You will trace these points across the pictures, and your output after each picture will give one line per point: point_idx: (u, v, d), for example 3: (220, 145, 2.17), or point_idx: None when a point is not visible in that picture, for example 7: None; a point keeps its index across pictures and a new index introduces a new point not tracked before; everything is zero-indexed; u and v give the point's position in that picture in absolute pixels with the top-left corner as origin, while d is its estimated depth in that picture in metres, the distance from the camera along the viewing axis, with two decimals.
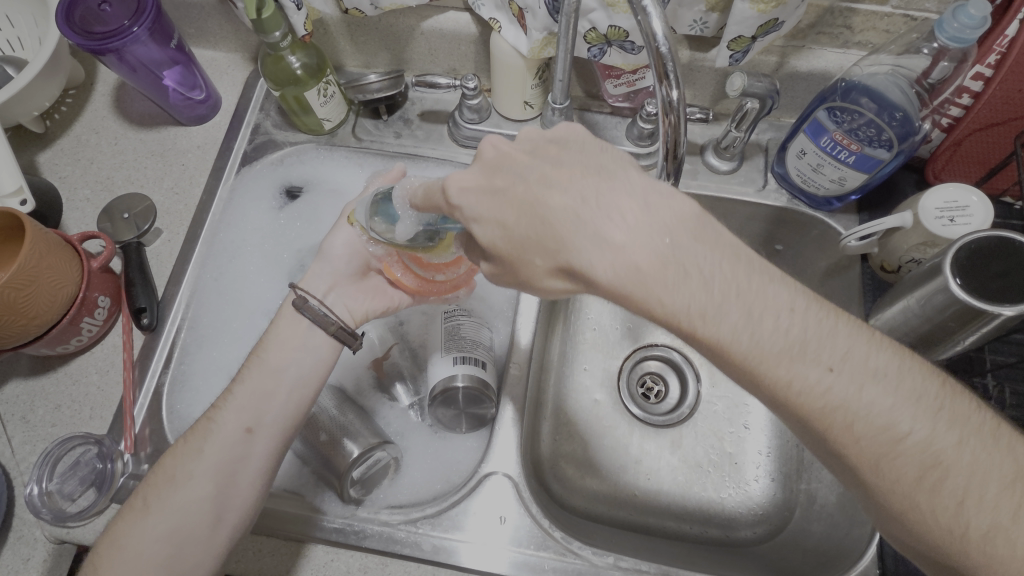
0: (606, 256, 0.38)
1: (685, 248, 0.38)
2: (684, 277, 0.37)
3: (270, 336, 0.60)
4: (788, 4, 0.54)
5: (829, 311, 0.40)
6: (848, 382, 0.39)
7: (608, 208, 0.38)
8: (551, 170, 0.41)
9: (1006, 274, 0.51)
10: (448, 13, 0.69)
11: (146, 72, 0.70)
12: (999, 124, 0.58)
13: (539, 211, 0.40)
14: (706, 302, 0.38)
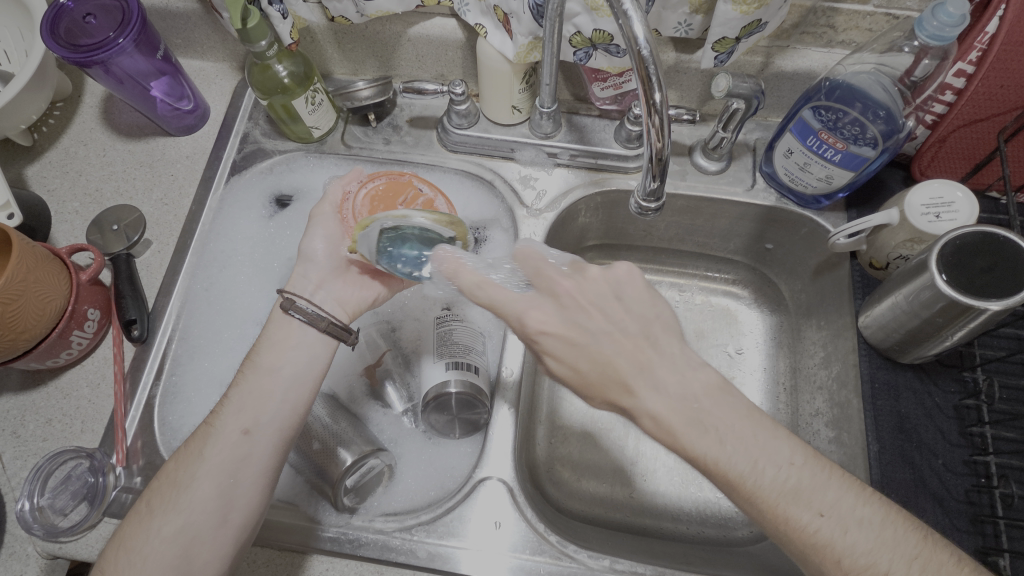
0: (643, 407, 0.45)
1: (708, 409, 0.45)
2: (704, 431, 0.45)
3: (264, 338, 0.59)
4: (771, 5, 0.54)
5: (825, 465, 0.46)
6: (835, 527, 0.44)
7: (654, 372, 0.46)
8: (617, 332, 0.47)
9: (991, 270, 0.51)
10: (435, 19, 0.69)
11: (133, 83, 0.70)
12: (983, 119, 0.58)
13: (604, 367, 0.46)
14: (718, 453, 0.44)
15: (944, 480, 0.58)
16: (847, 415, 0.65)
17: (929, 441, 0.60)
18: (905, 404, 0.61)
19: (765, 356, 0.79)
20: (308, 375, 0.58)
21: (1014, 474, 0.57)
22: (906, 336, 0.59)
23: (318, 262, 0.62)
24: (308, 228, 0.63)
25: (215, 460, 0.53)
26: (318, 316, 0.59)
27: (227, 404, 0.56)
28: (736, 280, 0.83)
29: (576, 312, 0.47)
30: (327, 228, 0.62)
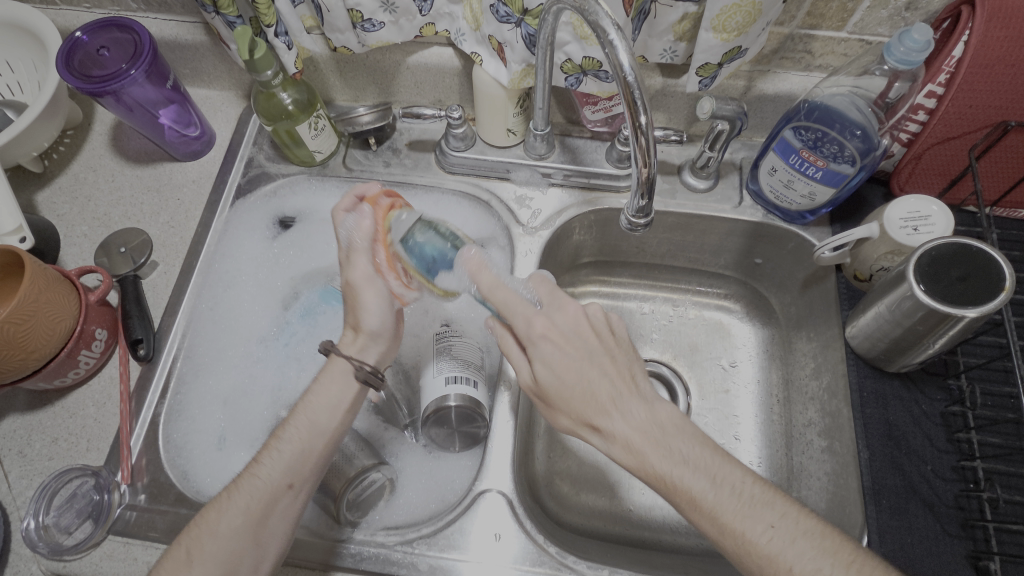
0: (614, 425, 0.51)
1: (674, 436, 0.50)
2: (668, 453, 0.49)
3: (310, 396, 0.58)
4: (750, 33, 0.57)
5: (769, 486, 0.49)
6: (779, 539, 0.46)
7: (631, 400, 0.51)
8: (606, 359, 0.52)
9: (966, 277, 0.53)
10: (432, 48, 0.73)
11: (143, 111, 0.73)
12: (956, 138, 0.61)
13: (586, 382, 0.51)
14: (680, 471, 0.49)
15: (934, 486, 0.59)
16: (838, 424, 0.67)
17: (918, 448, 0.61)
18: (893, 411, 0.63)
19: (758, 368, 0.81)
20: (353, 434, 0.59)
21: (1001, 478, 0.58)
22: (891, 345, 0.61)
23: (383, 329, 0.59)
24: (358, 301, 0.58)
25: (258, 512, 0.53)
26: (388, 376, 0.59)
27: (271, 455, 0.55)
28: (728, 295, 0.86)
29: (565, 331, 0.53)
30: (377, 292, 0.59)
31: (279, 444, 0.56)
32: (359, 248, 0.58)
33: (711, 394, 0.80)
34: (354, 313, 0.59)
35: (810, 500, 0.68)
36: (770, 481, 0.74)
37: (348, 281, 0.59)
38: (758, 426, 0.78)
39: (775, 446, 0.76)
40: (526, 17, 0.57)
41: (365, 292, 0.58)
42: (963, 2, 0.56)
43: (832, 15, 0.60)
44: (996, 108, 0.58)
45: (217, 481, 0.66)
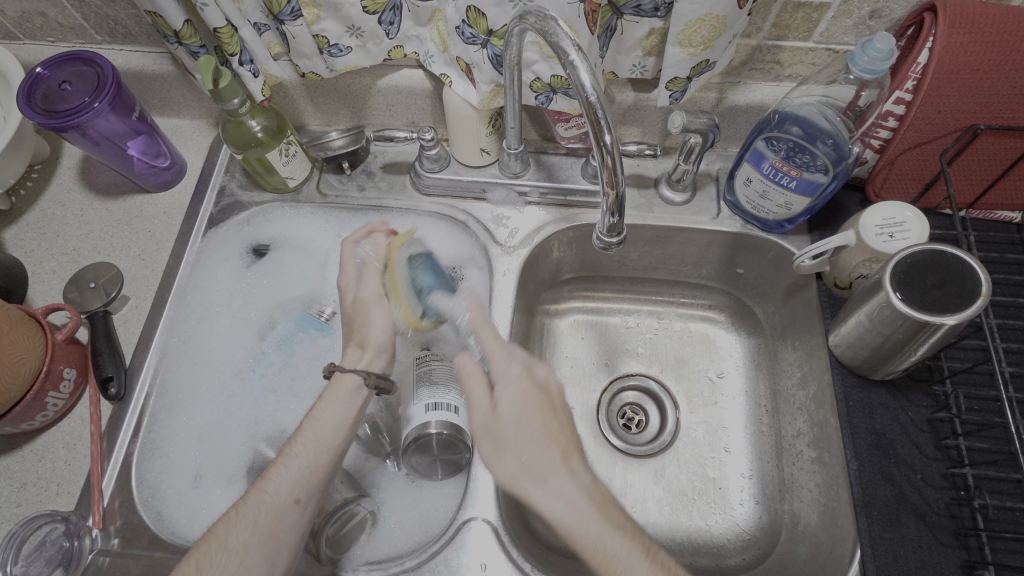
0: (556, 480, 0.49)
1: (608, 509, 0.49)
2: (607, 528, 0.48)
3: (317, 413, 0.56)
4: (716, 46, 0.57)
5: None
6: None
7: (576, 462, 0.50)
8: (560, 421, 0.52)
9: (942, 285, 0.53)
10: (403, 71, 0.72)
11: (110, 144, 0.72)
12: (927, 142, 0.61)
13: (540, 437, 0.50)
14: (614, 550, 0.47)
15: (925, 495, 0.58)
16: (826, 434, 0.66)
17: (906, 456, 0.60)
18: (880, 420, 0.62)
19: (744, 379, 0.80)
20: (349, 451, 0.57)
21: (990, 485, 0.57)
22: (874, 353, 0.60)
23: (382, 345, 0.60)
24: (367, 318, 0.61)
25: (266, 530, 0.50)
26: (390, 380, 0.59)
27: (279, 470, 0.53)
28: (712, 306, 0.85)
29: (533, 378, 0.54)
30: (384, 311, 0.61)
31: (287, 459, 0.54)
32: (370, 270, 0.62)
33: (700, 407, 0.80)
34: (360, 330, 0.61)
35: (802, 512, 0.67)
36: (760, 494, 0.73)
37: (359, 299, 0.61)
38: (747, 437, 0.77)
39: (765, 458, 0.75)
40: (491, 38, 0.56)
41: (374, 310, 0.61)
42: (925, 9, 0.56)
43: (798, 26, 0.60)
44: (964, 112, 0.58)
45: (193, 520, 0.64)
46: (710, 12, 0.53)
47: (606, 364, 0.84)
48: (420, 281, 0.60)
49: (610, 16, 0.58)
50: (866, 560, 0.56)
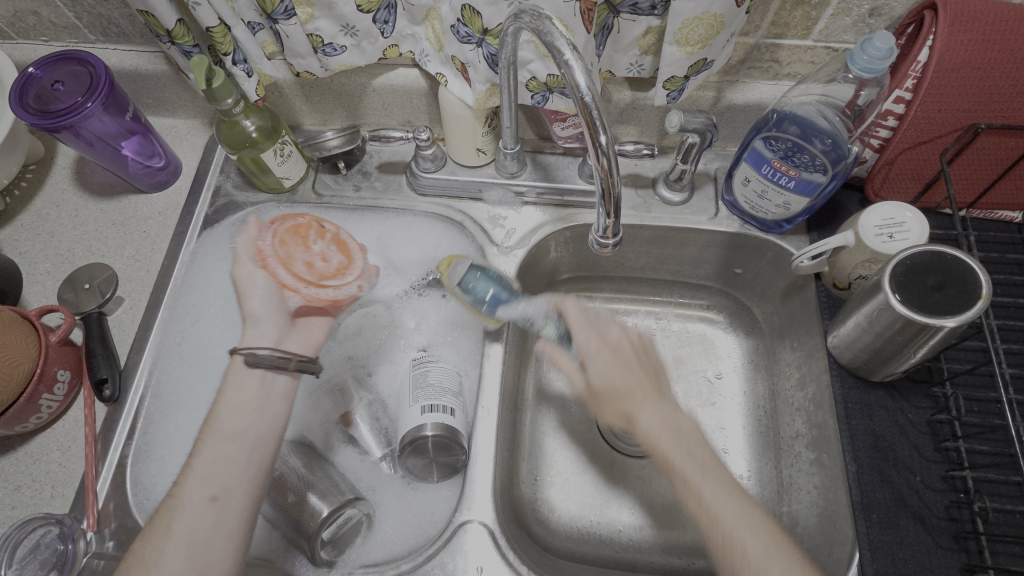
0: (645, 419, 0.55)
1: (687, 436, 0.55)
2: (687, 453, 0.53)
3: (220, 402, 0.57)
4: (714, 45, 0.57)
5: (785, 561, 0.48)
6: None
7: (658, 402, 0.56)
8: (641, 370, 0.58)
9: (942, 287, 0.52)
10: (398, 70, 0.72)
11: (104, 145, 0.71)
12: (927, 142, 0.60)
13: (621, 385, 0.57)
14: (704, 483, 0.52)
15: (924, 497, 0.58)
16: (825, 435, 0.65)
17: (906, 458, 0.60)
18: (879, 422, 0.62)
19: (743, 380, 0.80)
20: (270, 434, 0.58)
21: (990, 487, 0.57)
22: (873, 355, 0.60)
23: (267, 317, 0.62)
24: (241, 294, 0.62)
25: (184, 535, 0.50)
26: (289, 356, 0.59)
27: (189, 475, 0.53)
28: (711, 306, 0.85)
29: (604, 342, 0.60)
30: (260, 283, 0.62)
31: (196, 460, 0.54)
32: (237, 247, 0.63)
33: (699, 408, 0.79)
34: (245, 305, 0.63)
35: (801, 514, 0.67)
36: (759, 496, 0.73)
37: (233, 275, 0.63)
38: (745, 438, 0.76)
39: (764, 459, 0.74)
40: (486, 37, 0.56)
41: (246, 284, 0.62)
42: (925, 6, 0.55)
43: (797, 24, 0.60)
44: (965, 111, 0.58)
45: None
46: (707, 10, 0.52)
47: None
48: (472, 291, 0.65)
49: (606, 15, 0.57)
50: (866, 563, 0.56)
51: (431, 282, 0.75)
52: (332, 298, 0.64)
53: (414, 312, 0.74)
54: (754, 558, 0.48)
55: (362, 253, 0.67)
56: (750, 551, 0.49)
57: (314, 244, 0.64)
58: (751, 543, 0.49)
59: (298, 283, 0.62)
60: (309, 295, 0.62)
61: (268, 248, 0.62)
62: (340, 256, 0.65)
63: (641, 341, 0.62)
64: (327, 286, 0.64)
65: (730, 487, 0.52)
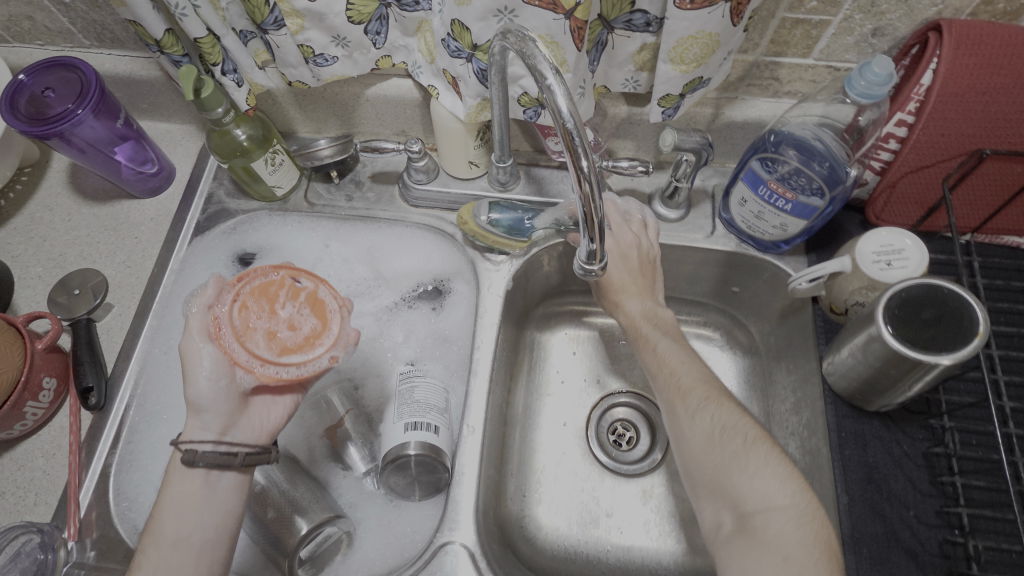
0: (630, 308, 0.63)
1: (652, 311, 0.64)
2: (650, 325, 0.63)
3: (161, 504, 0.52)
4: (710, 63, 0.55)
5: (708, 386, 0.57)
6: (714, 407, 0.55)
7: (644, 293, 0.64)
8: (640, 266, 0.64)
9: (937, 321, 0.51)
10: (391, 80, 0.71)
11: (95, 152, 0.71)
12: (930, 166, 0.58)
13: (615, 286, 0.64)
14: (659, 341, 0.61)
15: (917, 532, 0.56)
16: (818, 463, 0.64)
17: (899, 492, 0.58)
18: (873, 453, 0.60)
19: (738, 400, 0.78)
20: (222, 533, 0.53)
21: (985, 526, 0.55)
22: (867, 385, 0.58)
23: (212, 408, 0.54)
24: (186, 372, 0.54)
25: None
26: (235, 451, 0.54)
27: None
28: (707, 323, 0.83)
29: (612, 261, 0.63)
30: (209, 361, 0.54)
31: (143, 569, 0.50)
32: (193, 315, 0.54)
33: None
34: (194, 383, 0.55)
35: None
36: None
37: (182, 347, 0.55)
38: None
39: None
40: (476, 52, 0.55)
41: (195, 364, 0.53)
42: (930, 28, 0.53)
43: (796, 42, 0.58)
44: (969, 137, 0.56)
45: None
46: (702, 29, 0.51)
47: (599, 380, 0.84)
48: (499, 223, 0.68)
49: (600, 30, 0.56)
50: None
51: (421, 295, 0.75)
52: (297, 377, 0.51)
53: (403, 325, 0.73)
54: (685, 383, 0.58)
55: (342, 315, 0.55)
56: (680, 378, 0.58)
57: (281, 307, 0.53)
58: (684, 376, 0.58)
59: (254, 360, 0.50)
60: (265, 376, 0.50)
61: (224, 315, 0.52)
62: (314, 321, 0.54)
63: (651, 258, 0.65)
64: (290, 362, 0.51)
65: (678, 345, 0.61)
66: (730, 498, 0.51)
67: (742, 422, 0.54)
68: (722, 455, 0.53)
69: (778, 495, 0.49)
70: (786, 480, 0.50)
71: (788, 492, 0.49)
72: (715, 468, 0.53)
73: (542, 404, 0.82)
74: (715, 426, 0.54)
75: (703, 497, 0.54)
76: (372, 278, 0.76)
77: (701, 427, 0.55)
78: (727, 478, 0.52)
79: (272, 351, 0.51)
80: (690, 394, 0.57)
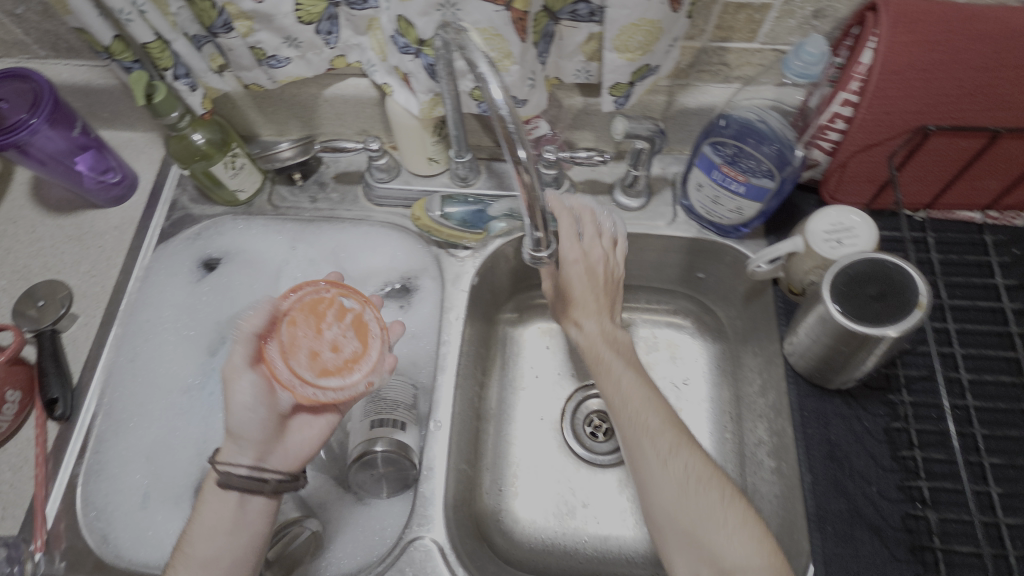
0: (590, 326, 0.64)
1: (617, 341, 0.64)
2: (615, 355, 0.62)
3: (195, 523, 0.53)
4: (655, 50, 0.56)
5: (678, 433, 0.57)
6: (684, 456, 0.55)
7: (603, 314, 0.64)
8: (603, 285, 0.65)
9: (882, 296, 0.51)
10: (348, 80, 0.71)
11: (56, 163, 0.71)
12: (878, 144, 0.59)
13: (584, 299, 0.64)
14: (624, 377, 0.61)
15: (879, 508, 0.57)
16: (784, 443, 0.64)
17: (862, 468, 0.59)
18: (835, 431, 0.61)
19: (709, 385, 0.79)
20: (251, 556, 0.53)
21: (946, 498, 0.55)
22: (825, 364, 0.58)
23: (250, 433, 0.54)
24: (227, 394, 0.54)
25: None
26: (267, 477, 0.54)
27: None
28: (677, 311, 0.83)
29: (586, 274, 0.64)
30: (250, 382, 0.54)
31: None
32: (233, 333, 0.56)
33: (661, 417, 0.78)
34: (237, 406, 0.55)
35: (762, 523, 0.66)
36: None
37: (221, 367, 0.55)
38: (711, 445, 0.75)
39: (728, 467, 0.73)
40: (423, 47, 0.55)
41: (237, 386, 0.54)
42: (868, 8, 0.54)
43: (741, 27, 0.58)
44: (914, 113, 0.56)
45: (139, 543, 0.62)
46: (643, 16, 0.52)
47: (573, 372, 0.84)
48: (453, 216, 0.71)
49: (547, 22, 0.56)
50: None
51: (388, 294, 0.75)
52: (333, 400, 0.52)
53: None
54: (654, 427, 0.57)
55: (383, 340, 0.55)
56: (649, 422, 0.57)
57: (328, 328, 0.54)
58: (652, 418, 0.58)
59: (294, 381, 0.51)
60: (303, 397, 0.51)
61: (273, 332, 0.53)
62: (356, 344, 0.54)
63: (616, 281, 0.66)
64: (328, 385, 0.52)
65: (643, 380, 0.61)
66: (706, 553, 0.51)
67: (715, 477, 0.54)
68: (696, 505, 0.53)
69: (752, 556, 0.50)
70: (759, 541, 0.51)
71: (763, 552, 0.50)
72: (689, 521, 0.53)
73: (516, 398, 0.82)
74: (689, 477, 0.54)
75: (675, 547, 0.54)
76: None
77: (676, 474, 0.54)
78: (703, 534, 0.52)
79: (312, 372, 0.52)
80: (660, 439, 0.56)
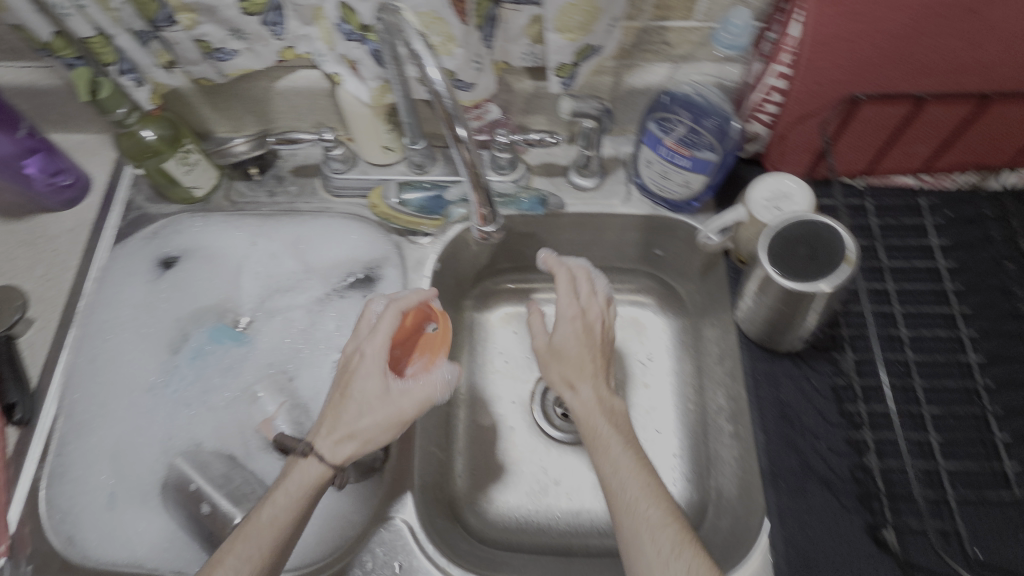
0: (586, 395, 0.61)
1: (616, 414, 0.61)
2: (614, 426, 0.60)
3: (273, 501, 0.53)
4: (595, 31, 0.57)
5: (679, 528, 0.53)
6: (685, 559, 0.50)
7: (599, 384, 0.62)
8: (600, 348, 0.64)
9: (813, 255, 0.54)
10: (299, 71, 0.72)
11: (3, 166, 0.70)
12: (812, 114, 0.62)
13: (584, 365, 0.63)
14: (622, 461, 0.57)
15: (829, 461, 0.59)
16: (740, 407, 0.66)
17: (811, 425, 0.61)
18: (785, 391, 0.63)
19: (671, 358, 0.81)
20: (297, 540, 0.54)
21: (889, 447, 0.58)
22: (772, 326, 0.61)
23: None
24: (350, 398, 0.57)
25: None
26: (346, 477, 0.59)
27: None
28: (640, 290, 0.85)
29: (583, 332, 0.64)
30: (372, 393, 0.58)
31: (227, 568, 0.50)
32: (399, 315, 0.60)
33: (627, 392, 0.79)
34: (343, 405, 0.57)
35: (724, 487, 0.68)
36: (689, 470, 0.73)
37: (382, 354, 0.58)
38: (676, 417, 0.77)
39: (693, 437, 0.75)
40: (367, 33, 0.56)
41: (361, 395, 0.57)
42: None
43: (677, 5, 0.60)
44: (842, 83, 0.59)
45: (107, 544, 0.62)
46: None
47: None
48: (410, 202, 0.73)
49: (489, 5, 0.57)
50: (774, 532, 0.57)
51: (352, 284, 0.76)
52: None
53: (335, 314, 0.74)
54: (654, 522, 0.53)
55: None
56: (648, 517, 0.53)
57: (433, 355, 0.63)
58: (653, 512, 0.53)
59: None
60: None
61: None
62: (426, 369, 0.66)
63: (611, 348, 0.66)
64: None
65: (640, 463, 0.57)
66: None
67: None
68: None
69: None
70: None
71: None
72: None
73: (485, 382, 0.83)
74: None
75: None
76: (301, 272, 0.76)
77: None
78: None
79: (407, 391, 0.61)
80: (660, 540, 0.52)
